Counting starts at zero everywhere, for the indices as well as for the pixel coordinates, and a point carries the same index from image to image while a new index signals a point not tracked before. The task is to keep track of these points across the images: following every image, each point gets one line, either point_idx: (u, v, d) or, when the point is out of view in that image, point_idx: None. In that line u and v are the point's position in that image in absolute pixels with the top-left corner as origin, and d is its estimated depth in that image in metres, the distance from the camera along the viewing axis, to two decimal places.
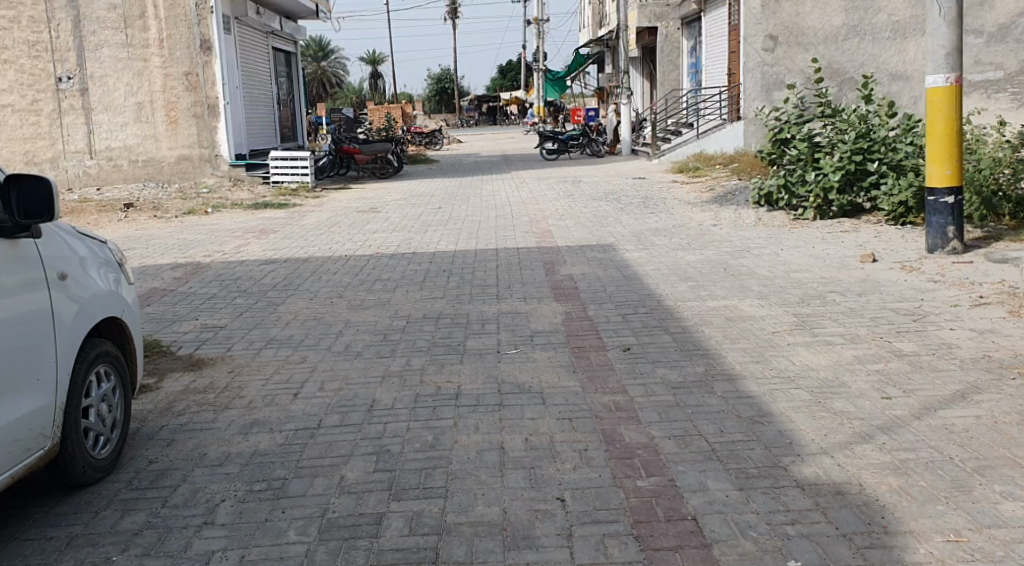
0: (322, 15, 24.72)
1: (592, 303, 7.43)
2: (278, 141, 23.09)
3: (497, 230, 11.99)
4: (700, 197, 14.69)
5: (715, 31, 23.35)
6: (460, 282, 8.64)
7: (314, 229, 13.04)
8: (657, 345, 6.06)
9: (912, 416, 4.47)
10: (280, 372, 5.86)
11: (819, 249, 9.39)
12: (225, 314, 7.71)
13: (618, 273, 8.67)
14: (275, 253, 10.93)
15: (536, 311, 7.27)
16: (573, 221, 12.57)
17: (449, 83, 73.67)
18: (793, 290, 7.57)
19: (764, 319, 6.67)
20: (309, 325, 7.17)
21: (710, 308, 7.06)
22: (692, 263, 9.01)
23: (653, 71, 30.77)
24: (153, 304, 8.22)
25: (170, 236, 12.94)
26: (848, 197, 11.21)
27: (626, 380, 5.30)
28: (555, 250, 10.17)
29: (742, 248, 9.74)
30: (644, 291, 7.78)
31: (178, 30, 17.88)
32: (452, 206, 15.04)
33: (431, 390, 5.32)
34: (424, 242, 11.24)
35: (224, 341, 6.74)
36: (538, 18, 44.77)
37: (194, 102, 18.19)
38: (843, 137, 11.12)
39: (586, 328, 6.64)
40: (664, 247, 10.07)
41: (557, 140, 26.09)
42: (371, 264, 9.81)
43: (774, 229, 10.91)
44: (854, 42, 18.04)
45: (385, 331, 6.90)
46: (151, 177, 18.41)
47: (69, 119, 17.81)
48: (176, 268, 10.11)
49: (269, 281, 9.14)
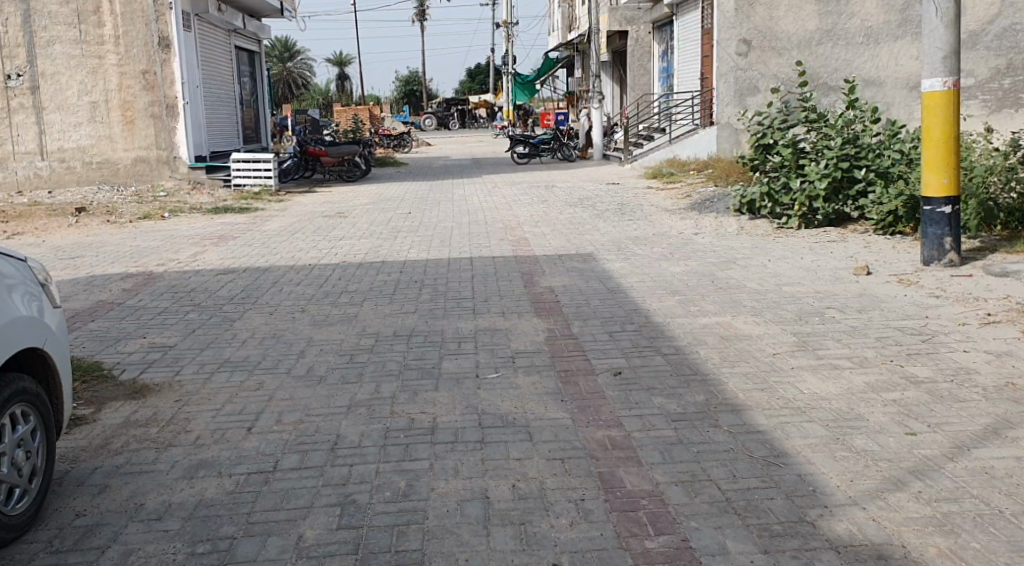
0: (287, 14, 24.01)
1: (575, 319, 6.90)
2: (241, 143, 22.34)
3: (470, 237, 11.45)
4: (678, 204, 14.24)
5: (687, 35, 22.99)
6: (432, 294, 8.08)
7: (276, 235, 12.40)
8: (651, 369, 5.53)
9: (945, 457, 3.99)
10: (234, 402, 5.26)
11: (809, 260, 8.94)
12: (175, 332, 7.07)
13: (601, 285, 8.16)
14: (234, 262, 10.30)
15: (516, 328, 6.72)
16: (550, 228, 12.04)
17: (417, 86, 73.02)
18: (789, 305, 7.10)
19: (762, 338, 6.17)
20: (269, 345, 6.57)
21: (702, 326, 6.55)
22: (677, 274, 8.52)
23: (623, 76, 30.43)
24: (99, 319, 7.58)
25: (123, 242, 12.23)
26: (834, 205, 10.74)
27: (621, 411, 4.77)
28: (533, 259, 9.67)
29: (729, 258, 9.28)
30: (630, 306, 7.27)
31: (134, 27, 17.12)
32: (423, 211, 14.48)
33: (403, 424, 4.75)
34: (393, 249, 10.67)
35: (172, 364, 6.12)
36: (506, 21, 44.21)
37: (151, 102, 17.46)
38: (829, 143, 10.67)
39: (573, 348, 6.09)
40: (647, 257, 9.59)
41: (528, 144, 25.56)
42: (337, 274, 9.22)
43: (759, 238, 10.46)
44: (828, 47, 17.90)
45: (351, 351, 6.32)
46: (106, 179, 17.59)
47: (19, 119, 17.03)
48: (127, 279, 9.45)
49: (226, 293, 8.52)
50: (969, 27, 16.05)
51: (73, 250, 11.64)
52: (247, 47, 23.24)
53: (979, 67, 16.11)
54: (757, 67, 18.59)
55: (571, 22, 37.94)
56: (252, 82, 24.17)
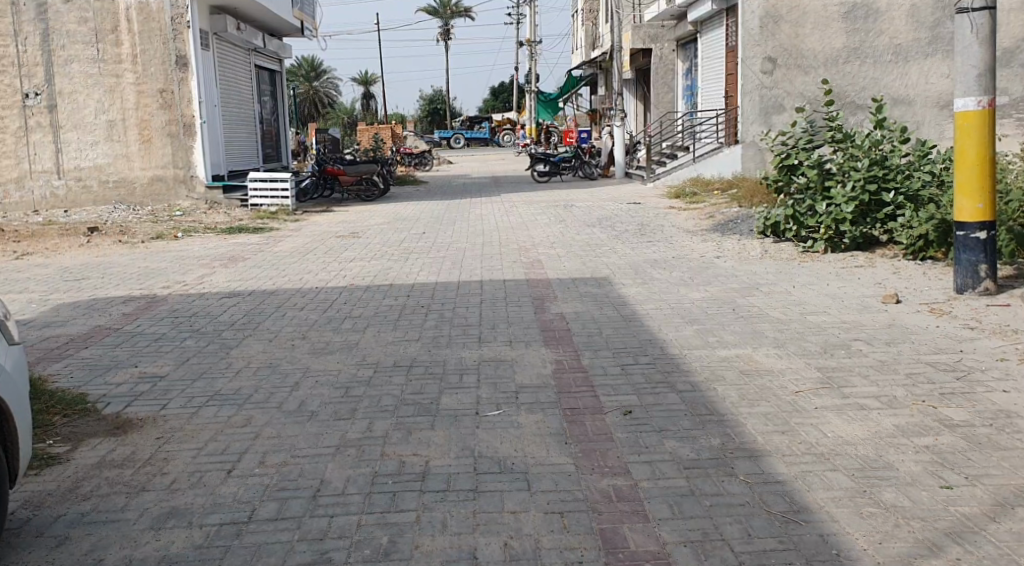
0: (308, 33, 23.94)
1: (586, 350, 6.54)
2: (261, 162, 22.22)
3: (483, 259, 11.12)
4: (701, 225, 13.87)
5: (711, 53, 22.64)
6: (438, 320, 7.75)
7: (286, 256, 12.15)
8: (664, 408, 5.15)
9: (986, 517, 3.59)
10: (216, 441, 4.94)
11: (834, 287, 8.53)
12: (168, 361, 6.79)
13: (615, 312, 7.81)
14: (241, 285, 10.04)
15: (523, 359, 6.37)
16: (566, 250, 11.70)
17: (441, 104, 73.20)
18: (813, 337, 6.70)
19: (784, 374, 5.78)
20: (263, 376, 6.26)
21: (721, 359, 6.16)
22: (696, 302, 8.13)
23: (646, 94, 30.14)
24: (92, 346, 7.30)
25: (132, 263, 12.03)
26: (862, 228, 10.30)
27: (628, 457, 4.42)
28: (546, 283, 9.34)
29: (751, 283, 8.89)
30: (645, 335, 6.90)
31: (153, 45, 17.04)
32: (437, 231, 14.21)
33: (393, 468, 4.42)
34: (403, 272, 10.36)
35: (159, 397, 5.82)
36: (530, 39, 44.06)
37: (168, 121, 17.36)
38: (856, 164, 10.30)
39: (584, 382, 5.74)
40: (665, 282, 9.21)
41: (548, 162, 25.24)
42: (343, 298, 8.93)
43: (783, 262, 10.05)
44: (855, 65, 17.70)
45: (347, 384, 5.99)
46: (123, 199, 17.48)
47: (37, 138, 16.92)
48: (129, 302, 9.21)
49: (227, 319, 8.24)
50: (1002, 44, 15.63)
51: (80, 271, 11.43)
52: (267, 66, 23.13)
53: (1011, 85, 15.67)
54: (782, 85, 18.19)
55: (595, 40, 37.72)
56: (273, 101, 24.07)
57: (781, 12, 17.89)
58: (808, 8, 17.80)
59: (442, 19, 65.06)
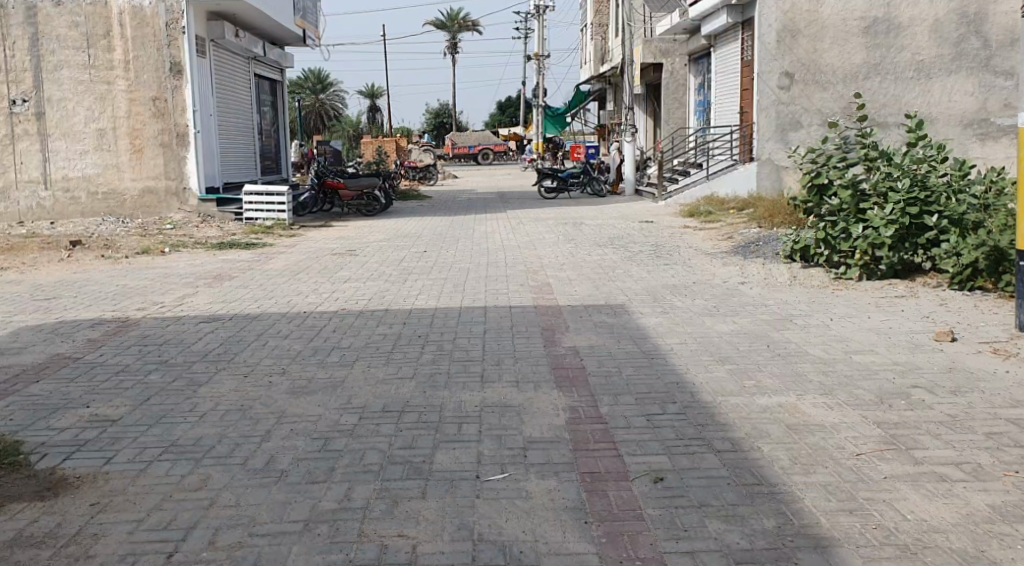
0: (310, 41, 23.23)
1: (604, 395, 5.67)
2: (259, 174, 21.39)
3: (487, 282, 10.28)
4: (719, 246, 13.05)
5: (725, 67, 21.85)
6: (436, 354, 6.88)
7: (277, 275, 11.35)
8: (703, 475, 4.30)
9: None
10: (161, 511, 4.11)
11: (879, 320, 7.65)
12: (126, 400, 5.94)
13: (634, 346, 6.95)
14: (221, 308, 9.21)
15: (531, 406, 5.50)
16: (577, 273, 10.86)
17: (448, 118, 72.67)
18: (865, 382, 5.81)
19: (840, 429, 4.90)
20: (231, 423, 5.41)
21: (763, 411, 5.28)
22: (723, 335, 7.29)
23: (657, 109, 29.37)
24: (45, 380, 6.50)
25: (112, 281, 11.24)
26: (900, 254, 9.35)
27: (665, 547, 3.59)
28: (556, 311, 8.48)
29: (783, 314, 8.03)
30: (671, 377, 6.03)
31: (146, 51, 16.18)
32: (439, 250, 13.37)
33: (372, 558, 3.60)
34: (400, 295, 9.52)
35: (105, 449, 4.98)
36: (538, 53, 43.36)
37: (161, 130, 16.49)
38: (894, 185, 9.40)
39: (604, 439, 4.86)
40: (687, 310, 8.35)
41: (556, 178, 24.67)
42: (331, 325, 8.07)
43: (816, 290, 9.18)
44: (875, 82, 16.89)
45: (327, 433, 5.14)
46: (112, 211, 16.66)
47: (23, 146, 16.21)
48: (97, 326, 8.39)
49: (201, 347, 7.43)
50: None
51: (55, 289, 10.66)
52: (268, 75, 22.38)
53: None
54: (800, 101, 17.40)
55: (604, 54, 37.01)
56: (273, 112, 23.31)
57: (799, 26, 17.21)
58: (828, 22, 17.04)
59: (450, 32, 64.47)
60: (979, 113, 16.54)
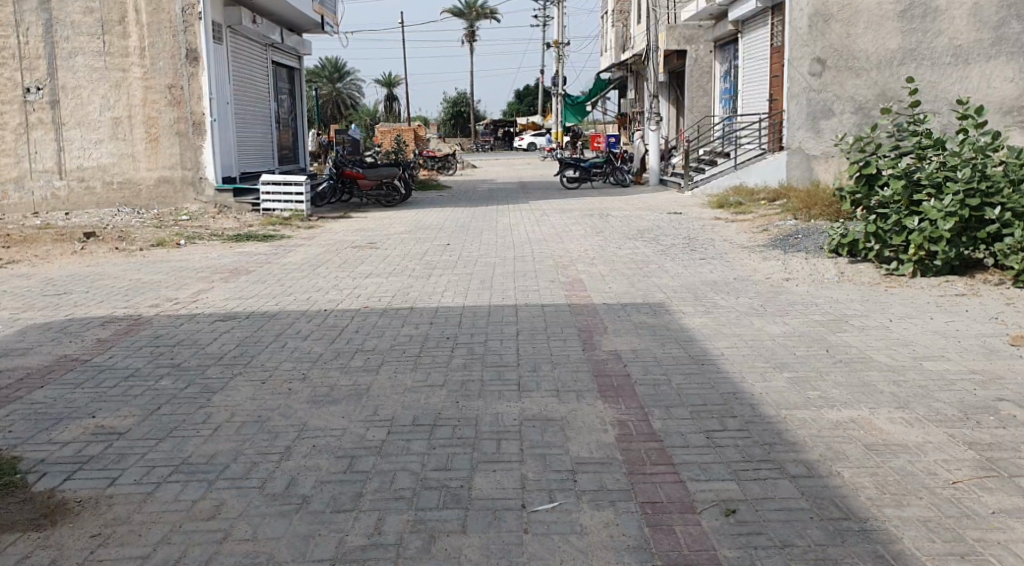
0: (329, 28, 22.72)
1: (656, 407, 5.17)
2: (276, 164, 20.88)
3: (515, 278, 9.76)
4: (756, 239, 12.49)
5: (753, 54, 21.17)
6: (467, 358, 6.39)
7: (296, 269, 10.89)
8: (780, 508, 3.81)
9: None
10: (169, 546, 3.67)
11: (941, 322, 7.09)
12: (134, 409, 5.48)
13: (681, 351, 6.43)
14: (237, 304, 8.75)
15: (576, 420, 4.99)
16: (610, 268, 10.34)
17: (466, 107, 72.00)
18: (942, 393, 5.27)
19: (928, 450, 4.38)
20: (247, 438, 4.94)
21: (833, 427, 4.76)
22: (775, 338, 6.74)
23: (681, 97, 28.70)
24: (50, 386, 6.05)
25: (125, 275, 10.81)
26: (958, 249, 8.76)
27: None
28: (591, 310, 7.98)
29: (837, 315, 7.46)
30: (726, 387, 5.51)
31: (161, 37, 15.71)
32: (462, 243, 12.86)
33: None
34: (424, 292, 9.02)
35: (109, 468, 4.52)
36: (557, 41, 42.65)
37: (177, 119, 16.00)
38: (952, 175, 8.82)
39: (661, 461, 4.35)
40: (733, 310, 7.80)
41: (578, 168, 24.04)
42: (352, 325, 7.59)
43: (867, 287, 8.63)
44: (911, 68, 16.23)
45: (351, 451, 4.65)
46: (127, 202, 16.22)
47: (37, 135, 15.76)
48: (109, 325, 7.95)
49: (216, 349, 6.97)
50: None
51: (66, 284, 10.24)
52: (285, 63, 21.85)
53: None
54: (832, 88, 16.78)
55: (625, 42, 36.31)
56: (290, 100, 22.80)
57: (831, 11, 16.56)
58: (861, 6, 16.37)
59: (467, 21, 63.82)
60: (1019, 99, 15.86)
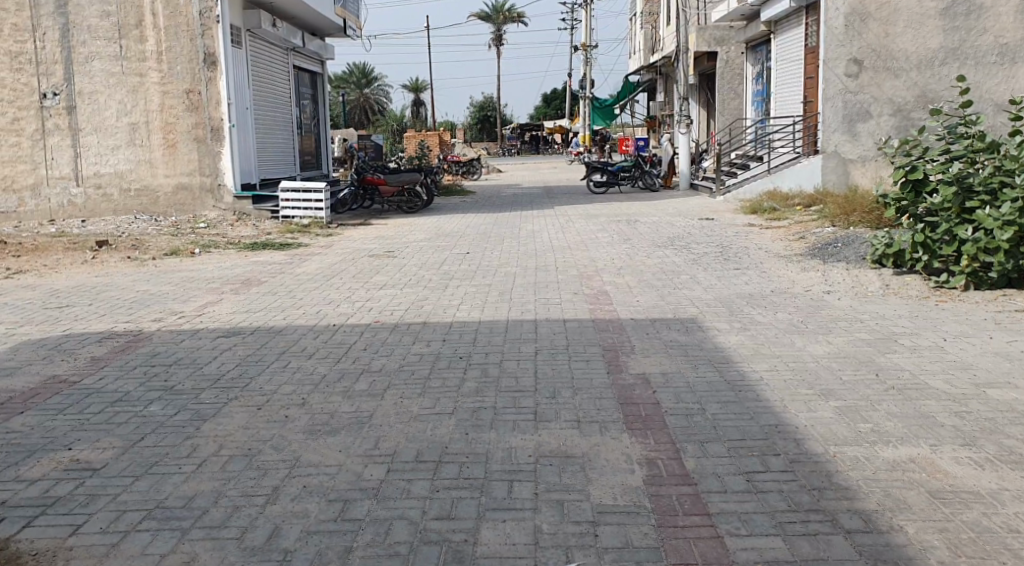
0: (352, 32, 22.32)
1: (689, 443, 4.63)
2: (298, 170, 20.51)
3: (536, 290, 9.24)
4: (792, 247, 11.88)
5: (786, 55, 20.47)
6: (481, 382, 5.86)
7: (309, 280, 10.44)
8: None
9: None
10: None
11: (1002, 342, 6.46)
12: (117, 441, 5.03)
13: (716, 376, 5.86)
14: (243, 319, 8.30)
15: (597, 459, 4.46)
16: (638, 279, 9.80)
17: (493, 111, 71.57)
18: (1014, 427, 4.66)
19: (1005, 500, 3.79)
20: (232, 476, 4.45)
21: (891, 466, 4.18)
22: (818, 360, 6.15)
23: (711, 100, 28.03)
24: (32, 412, 5.61)
25: (131, 286, 10.41)
26: (1016, 260, 8.11)
27: None
28: (618, 326, 7.43)
29: (885, 333, 6.84)
30: (766, 418, 4.93)
31: (179, 41, 15.34)
32: (482, 251, 12.36)
33: None
34: (439, 305, 8.52)
35: (74, 512, 4.05)
36: (585, 43, 42.06)
37: (195, 124, 15.60)
38: (1009, 180, 8.14)
39: (694, 511, 3.80)
40: (770, 328, 7.22)
41: (606, 172, 23.42)
42: (361, 343, 7.09)
43: (916, 302, 8.00)
44: (954, 68, 15.62)
45: (345, 494, 4.15)
46: (145, 209, 15.88)
47: (54, 141, 15.46)
48: (106, 342, 7.51)
49: (216, 370, 6.50)
50: None
51: (70, 296, 9.85)
52: (307, 68, 21.48)
53: None
54: (869, 90, 16.02)
55: (653, 45, 35.68)
56: (312, 104, 22.41)
57: (869, 10, 15.84)
58: (901, 4, 15.67)
59: (494, 24, 63.42)
60: None
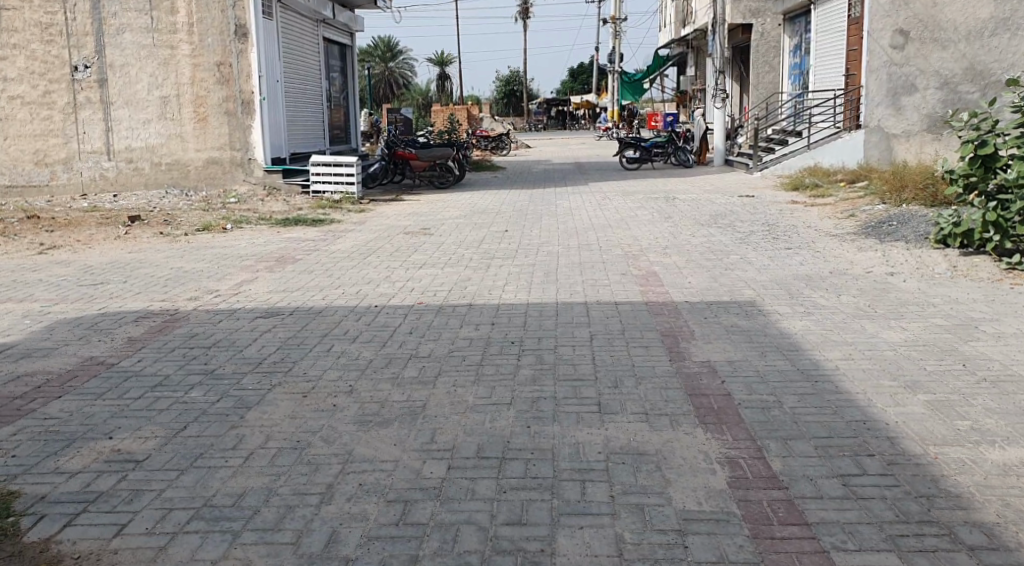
0: (382, 3, 21.90)
1: (772, 440, 4.28)
2: (327, 144, 20.18)
3: (582, 271, 8.88)
4: (842, 226, 11.43)
5: (827, 26, 19.81)
6: (536, 369, 5.53)
7: (346, 258, 10.15)
8: None
9: None
10: None
11: None
12: (158, 430, 4.74)
13: (788, 365, 5.49)
14: (281, 298, 8.01)
15: (673, 457, 4.13)
16: (686, 258, 9.43)
17: (519, 86, 70.81)
18: None
19: None
20: (283, 472, 4.15)
21: (1003, 471, 3.83)
22: (895, 348, 5.76)
23: (745, 73, 27.38)
24: (70, 396, 5.35)
25: (165, 263, 10.15)
26: None
27: None
28: (673, 310, 7.07)
29: (963, 319, 6.43)
30: (852, 414, 4.57)
31: (210, 13, 15.01)
32: (521, 229, 12.01)
33: None
34: (484, 286, 8.21)
35: (119, 510, 3.77)
36: (614, 17, 41.36)
37: (226, 97, 15.29)
38: None
39: (790, 519, 3.47)
40: (837, 312, 6.83)
41: (639, 148, 22.89)
42: (406, 326, 6.78)
43: (987, 284, 7.59)
44: (1004, 39, 14.93)
45: (405, 494, 3.84)
46: (176, 183, 15.63)
47: (86, 115, 15.19)
48: (142, 321, 7.25)
49: (257, 353, 6.21)
50: None
51: (103, 272, 9.61)
52: (337, 40, 21.10)
53: None
54: (915, 62, 15.51)
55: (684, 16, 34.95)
56: (342, 78, 22.06)
57: None
58: None
59: None
60: None
